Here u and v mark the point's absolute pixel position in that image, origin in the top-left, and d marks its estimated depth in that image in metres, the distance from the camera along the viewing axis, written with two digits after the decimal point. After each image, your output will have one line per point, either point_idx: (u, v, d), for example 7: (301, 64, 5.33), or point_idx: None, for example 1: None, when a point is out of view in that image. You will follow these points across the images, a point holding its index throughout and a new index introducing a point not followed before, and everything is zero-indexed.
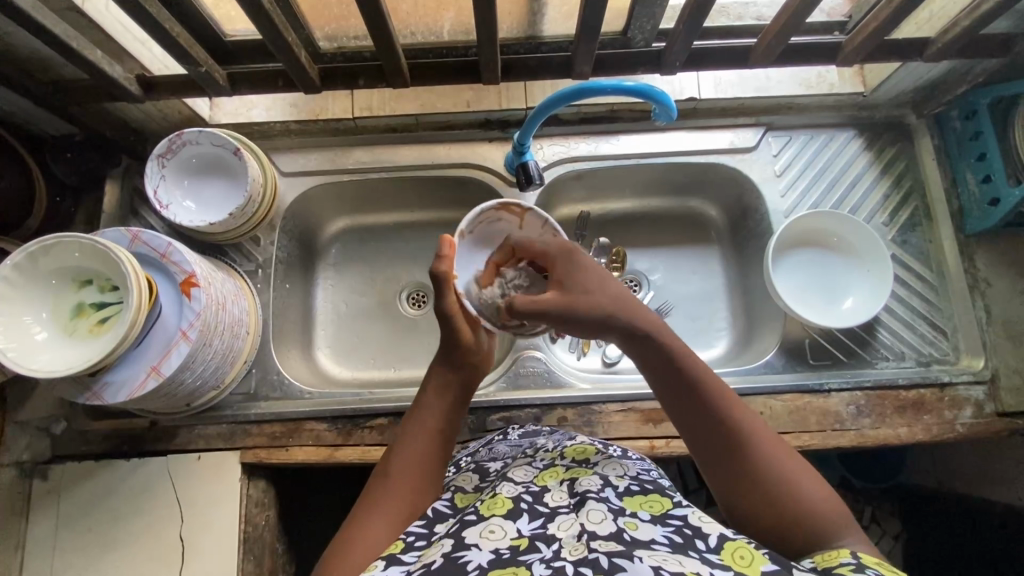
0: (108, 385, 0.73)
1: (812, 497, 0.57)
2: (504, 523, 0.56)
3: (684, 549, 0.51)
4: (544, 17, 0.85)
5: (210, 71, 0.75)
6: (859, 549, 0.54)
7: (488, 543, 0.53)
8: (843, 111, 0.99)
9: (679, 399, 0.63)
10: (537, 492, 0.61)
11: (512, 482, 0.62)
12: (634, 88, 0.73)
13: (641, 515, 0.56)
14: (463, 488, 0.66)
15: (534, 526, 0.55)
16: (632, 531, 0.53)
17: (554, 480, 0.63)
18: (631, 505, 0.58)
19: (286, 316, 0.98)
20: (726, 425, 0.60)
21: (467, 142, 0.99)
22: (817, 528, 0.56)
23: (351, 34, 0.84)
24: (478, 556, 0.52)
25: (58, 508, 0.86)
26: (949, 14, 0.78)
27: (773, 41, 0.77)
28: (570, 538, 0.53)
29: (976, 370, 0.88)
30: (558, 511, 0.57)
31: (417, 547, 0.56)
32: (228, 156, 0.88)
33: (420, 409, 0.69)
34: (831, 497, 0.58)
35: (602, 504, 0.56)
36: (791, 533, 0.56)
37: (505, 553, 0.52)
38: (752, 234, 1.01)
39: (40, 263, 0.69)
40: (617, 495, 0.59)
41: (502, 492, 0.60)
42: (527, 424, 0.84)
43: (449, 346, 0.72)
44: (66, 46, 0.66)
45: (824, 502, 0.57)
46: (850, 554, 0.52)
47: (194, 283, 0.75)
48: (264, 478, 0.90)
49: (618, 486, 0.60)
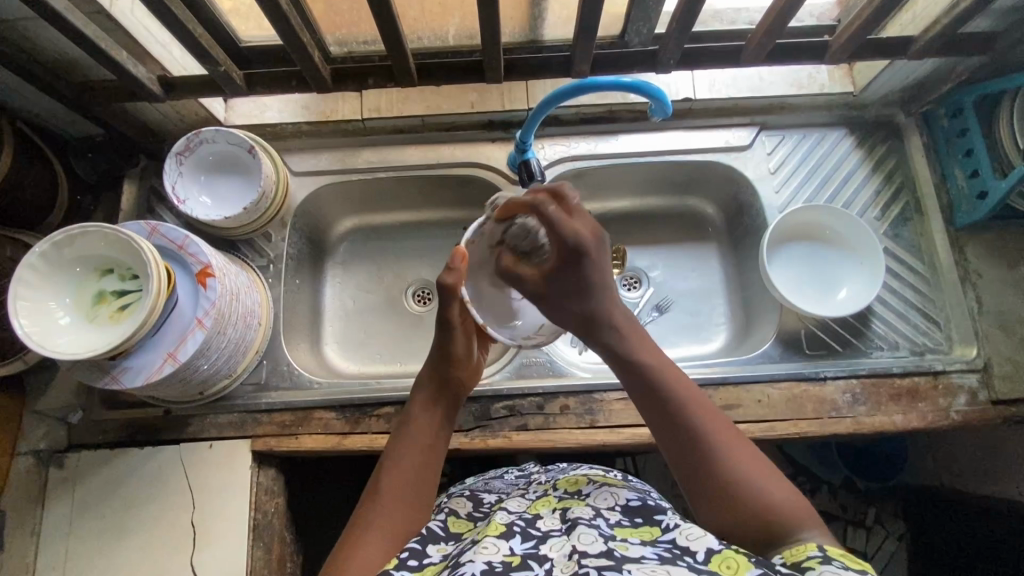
0: (126, 369, 0.75)
1: (774, 496, 0.59)
2: (498, 542, 0.58)
3: (673, 560, 0.53)
4: (545, 21, 0.88)
5: (228, 70, 0.79)
6: (823, 542, 0.55)
7: (482, 556, 0.55)
8: (834, 111, 1.02)
9: (646, 398, 0.68)
10: (530, 518, 0.63)
11: (506, 511, 0.65)
12: (630, 83, 0.77)
13: (632, 540, 0.58)
14: (457, 512, 0.70)
15: (527, 546, 0.58)
16: (623, 550, 0.55)
17: (547, 508, 0.65)
18: (623, 532, 0.59)
19: (295, 311, 1.01)
20: (694, 424, 0.64)
21: (471, 142, 1.03)
22: (779, 525, 0.57)
23: (361, 39, 0.89)
24: (473, 567, 0.53)
25: (72, 496, 0.88)
26: (929, 15, 0.82)
27: (764, 39, 0.81)
28: (562, 557, 0.55)
29: (969, 359, 0.90)
30: (550, 534, 0.60)
31: (410, 566, 0.59)
32: (242, 154, 0.92)
33: (411, 427, 0.72)
34: (795, 497, 0.60)
35: (593, 529, 0.58)
36: (757, 531, 0.58)
37: (499, 566, 0.54)
38: (748, 229, 1.04)
39: (65, 251, 0.73)
40: (609, 524, 0.61)
41: (498, 519, 0.63)
42: (527, 467, 0.87)
43: (443, 358, 0.76)
44: (97, 47, 0.71)
45: (786, 500, 0.59)
46: (817, 547, 0.54)
47: (209, 273, 0.79)
48: (274, 467, 0.92)
49: (609, 518, 0.62)
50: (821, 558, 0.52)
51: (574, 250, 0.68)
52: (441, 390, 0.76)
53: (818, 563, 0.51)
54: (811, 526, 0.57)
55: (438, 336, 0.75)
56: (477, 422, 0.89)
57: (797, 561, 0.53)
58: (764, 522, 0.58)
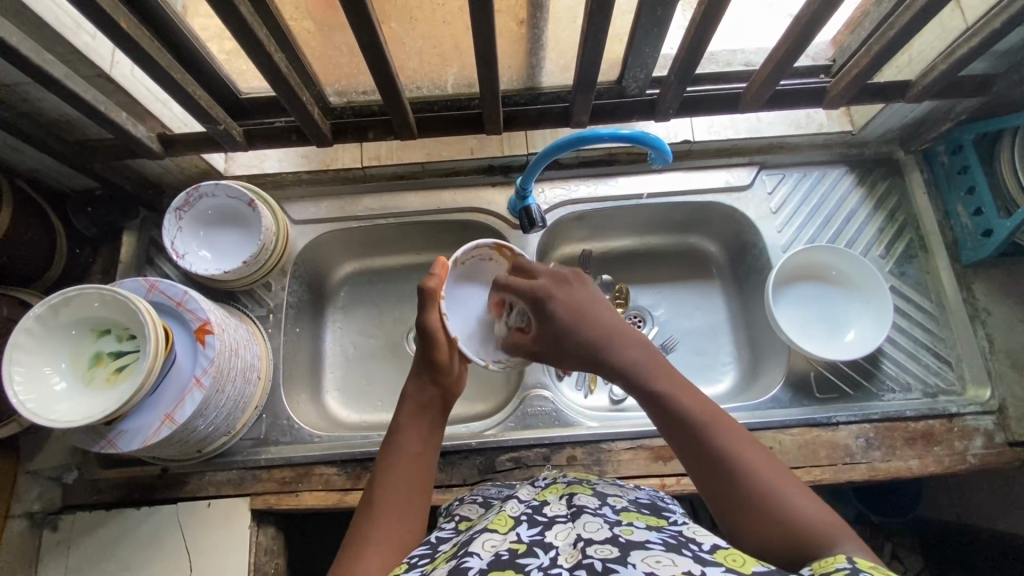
0: (122, 433, 0.74)
1: (801, 509, 0.52)
2: (504, 532, 0.54)
3: (678, 548, 0.50)
4: (543, 69, 0.89)
5: (228, 128, 0.80)
6: (855, 555, 0.48)
7: (488, 549, 0.51)
8: (833, 149, 1.02)
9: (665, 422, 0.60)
10: (537, 505, 0.60)
11: (516, 500, 0.62)
12: (630, 135, 0.77)
13: (637, 524, 0.55)
14: (468, 517, 0.67)
15: (533, 532, 0.54)
16: (628, 535, 0.52)
17: (554, 495, 0.62)
18: (628, 518, 0.56)
19: (295, 360, 0.99)
20: (727, 454, 0.56)
21: (472, 187, 1.03)
22: (813, 538, 0.50)
23: (360, 89, 0.89)
24: (478, 562, 0.50)
25: (67, 559, 0.85)
26: (927, 58, 0.83)
27: (762, 88, 0.81)
28: (568, 546, 0.51)
29: (984, 401, 0.88)
30: (556, 520, 0.56)
31: (421, 565, 0.55)
32: (242, 208, 0.92)
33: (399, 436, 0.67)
34: (825, 509, 0.53)
35: (598, 517, 0.55)
36: (796, 552, 0.51)
37: (504, 554, 0.51)
38: (752, 268, 1.03)
39: (60, 313, 0.72)
40: (615, 511, 0.58)
41: (506, 511, 0.59)
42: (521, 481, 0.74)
43: (424, 364, 0.73)
44: (96, 111, 0.71)
45: (815, 510, 0.52)
46: (845, 559, 0.47)
47: (208, 329, 0.77)
48: (273, 525, 0.90)
49: (616, 505, 0.59)
50: (850, 570, 0.45)
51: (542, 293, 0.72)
52: (432, 403, 0.70)
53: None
54: (845, 541, 0.50)
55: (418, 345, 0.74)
56: (482, 476, 0.87)
57: (824, 572, 0.46)
58: (798, 538, 0.51)
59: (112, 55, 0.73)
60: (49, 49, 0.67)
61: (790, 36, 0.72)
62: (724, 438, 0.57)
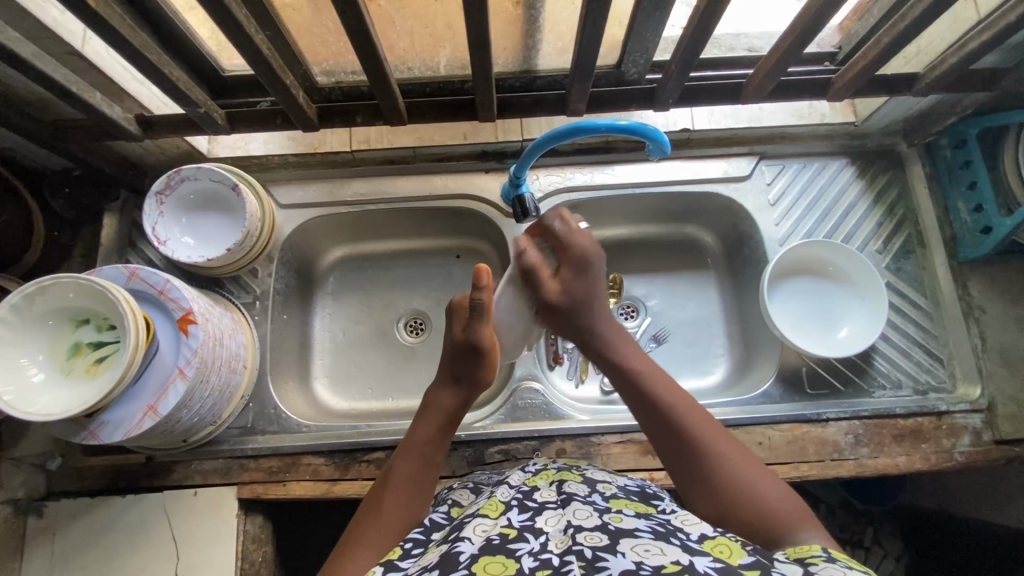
0: (105, 424, 0.72)
1: (772, 499, 0.57)
2: (495, 517, 0.54)
3: (665, 536, 0.49)
4: (539, 52, 0.85)
5: (209, 112, 0.77)
6: (820, 542, 0.53)
7: (479, 535, 0.51)
8: (834, 140, 1.00)
9: (643, 409, 0.65)
10: (527, 491, 0.59)
11: (505, 487, 0.61)
12: (627, 126, 0.75)
13: (626, 511, 0.55)
14: (460, 503, 0.66)
15: (524, 517, 0.53)
16: (617, 523, 0.51)
17: (544, 481, 0.62)
18: (617, 504, 0.56)
19: (283, 347, 0.97)
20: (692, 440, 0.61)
21: (464, 172, 1.00)
22: (786, 526, 0.55)
23: (349, 69, 0.85)
24: (469, 547, 0.49)
25: (53, 546, 0.85)
26: (938, 49, 0.80)
27: (765, 79, 0.79)
28: (558, 532, 0.51)
29: (973, 399, 0.89)
30: (546, 506, 0.56)
31: (416, 554, 0.54)
32: (226, 192, 0.89)
33: (425, 433, 0.67)
34: (791, 497, 0.58)
35: (588, 505, 0.55)
36: (766, 530, 0.55)
37: (494, 539, 0.50)
38: (747, 261, 1.02)
39: (37, 302, 0.70)
40: (604, 498, 0.57)
41: (497, 496, 0.59)
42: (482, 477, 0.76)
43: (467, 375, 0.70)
44: (67, 91, 0.68)
45: (785, 500, 0.57)
46: (820, 549, 0.50)
47: (191, 320, 0.75)
48: (261, 514, 0.89)
49: (606, 492, 0.59)
50: (824, 557, 0.49)
51: (579, 266, 0.71)
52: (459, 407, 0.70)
53: (820, 561, 0.48)
54: (811, 529, 0.55)
55: (468, 364, 0.69)
56: (472, 467, 0.87)
57: (800, 557, 0.49)
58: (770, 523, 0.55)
59: (84, 31, 0.70)
60: (16, 26, 0.63)
61: (798, 26, 0.69)
62: (693, 430, 0.61)
